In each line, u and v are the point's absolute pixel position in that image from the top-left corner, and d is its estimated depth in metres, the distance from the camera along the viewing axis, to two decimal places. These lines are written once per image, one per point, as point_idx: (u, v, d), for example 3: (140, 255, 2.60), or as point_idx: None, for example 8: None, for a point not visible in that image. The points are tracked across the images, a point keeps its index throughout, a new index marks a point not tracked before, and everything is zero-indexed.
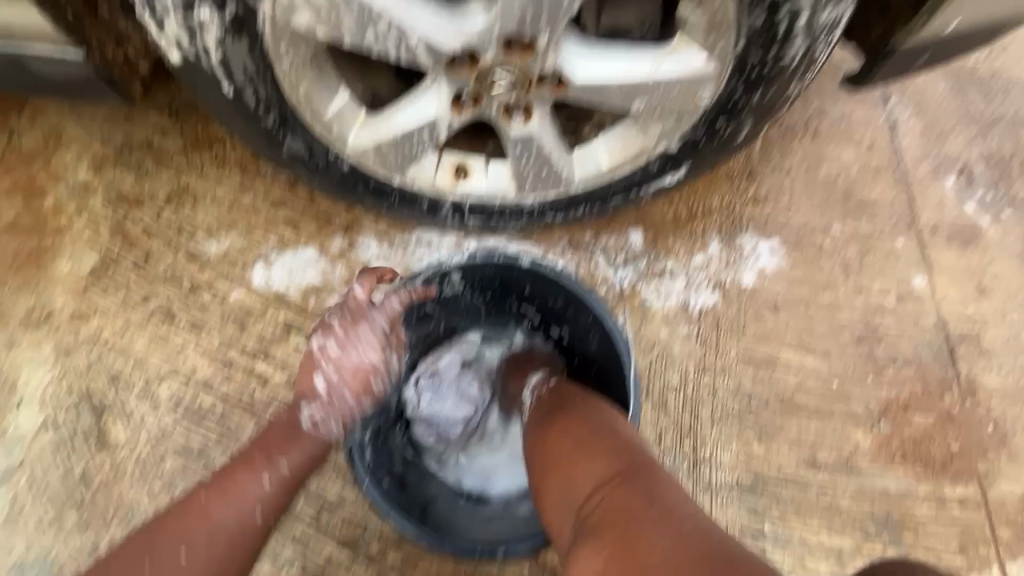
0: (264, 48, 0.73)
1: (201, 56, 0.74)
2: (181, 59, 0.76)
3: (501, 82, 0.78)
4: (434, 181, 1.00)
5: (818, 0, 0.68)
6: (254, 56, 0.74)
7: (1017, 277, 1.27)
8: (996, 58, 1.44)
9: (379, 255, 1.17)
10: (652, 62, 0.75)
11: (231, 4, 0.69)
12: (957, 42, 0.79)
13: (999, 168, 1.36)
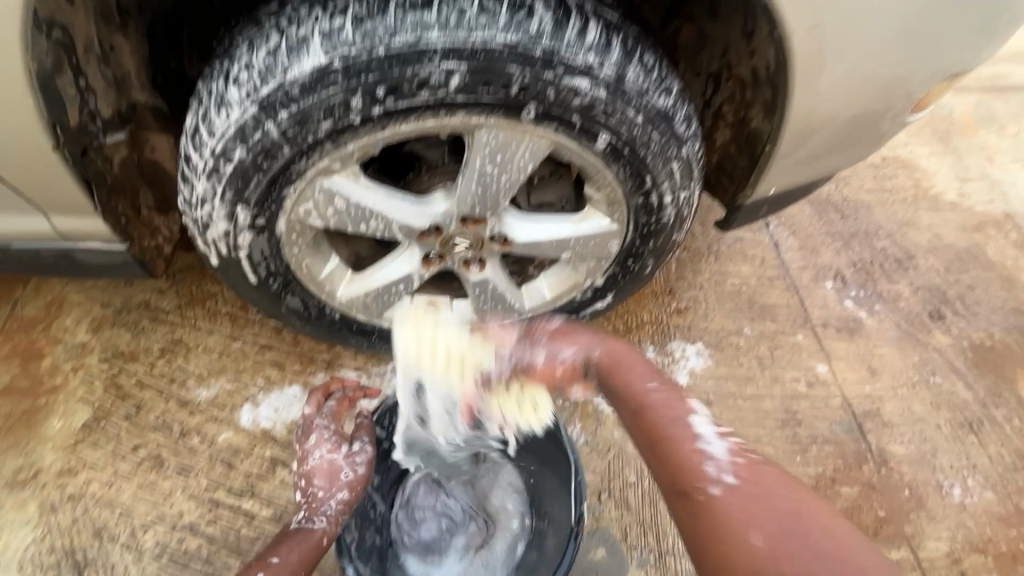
0: (283, 245, 0.94)
1: (235, 256, 0.95)
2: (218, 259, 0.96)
3: (461, 245, 1.01)
4: (408, 320, 1.21)
5: (676, 188, 0.95)
6: (277, 251, 0.95)
7: (899, 358, 1.53)
8: (843, 188, 1.85)
9: (358, 387, 1.30)
10: (573, 225, 1.00)
11: (260, 221, 0.90)
12: (781, 198, 1.06)
13: (864, 270, 1.70)
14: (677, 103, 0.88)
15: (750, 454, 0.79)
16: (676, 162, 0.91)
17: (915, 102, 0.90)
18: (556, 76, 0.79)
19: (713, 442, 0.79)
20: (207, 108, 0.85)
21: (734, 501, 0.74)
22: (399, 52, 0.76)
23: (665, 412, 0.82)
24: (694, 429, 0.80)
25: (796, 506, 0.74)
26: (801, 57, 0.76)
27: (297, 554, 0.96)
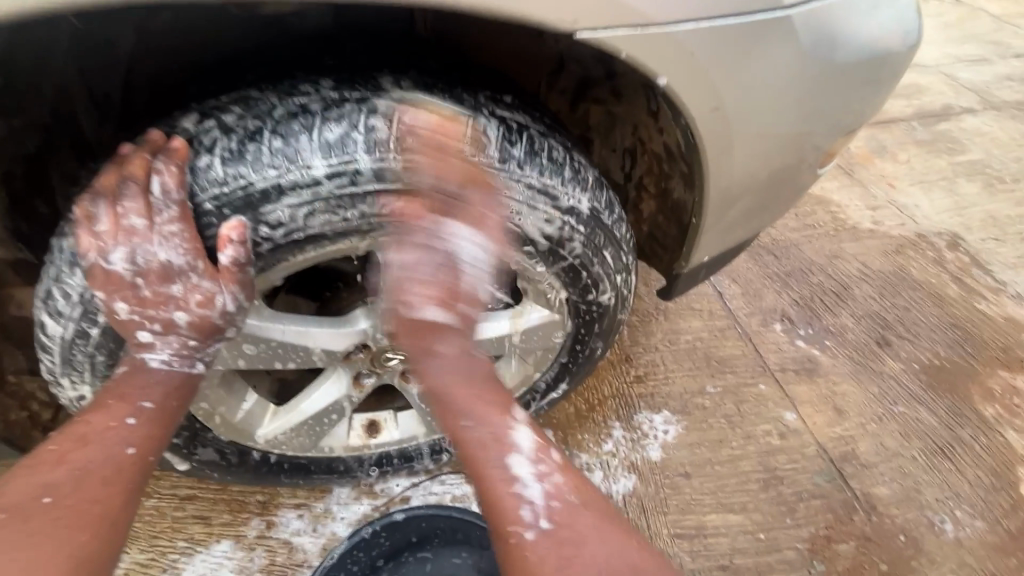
0: None
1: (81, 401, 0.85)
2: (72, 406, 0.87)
3: (395, 360, 0.93)
4: (348, 444, 1.09)
5: (611, 271, 0.91)
6: None
7: (859, 392, 1.52)
8: (771, 229, 1.91)
9: (300, 529, 1.15)
10: (510, 320, 0.94)
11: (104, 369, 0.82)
12: (717, 261, 1.05)
13: (808, 307, 1.71)
14: (594, 194, 0.84)
15: (569, 495, 0.79)
16: (604, 249, 0.88)
17: (819, 158, 0.92)
18: (459, 187, 0.74)
19: (530, 485, 0.78)
20: (55, 266, 0.76)
21: (544, 547, 0.74)
22: (274, 190, 0.71)
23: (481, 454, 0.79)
24: (511, 471, 0.79)
25: (597, 524, 0.77)
26: (708, 136, 0.76)
27: (79, 491, 0.69)
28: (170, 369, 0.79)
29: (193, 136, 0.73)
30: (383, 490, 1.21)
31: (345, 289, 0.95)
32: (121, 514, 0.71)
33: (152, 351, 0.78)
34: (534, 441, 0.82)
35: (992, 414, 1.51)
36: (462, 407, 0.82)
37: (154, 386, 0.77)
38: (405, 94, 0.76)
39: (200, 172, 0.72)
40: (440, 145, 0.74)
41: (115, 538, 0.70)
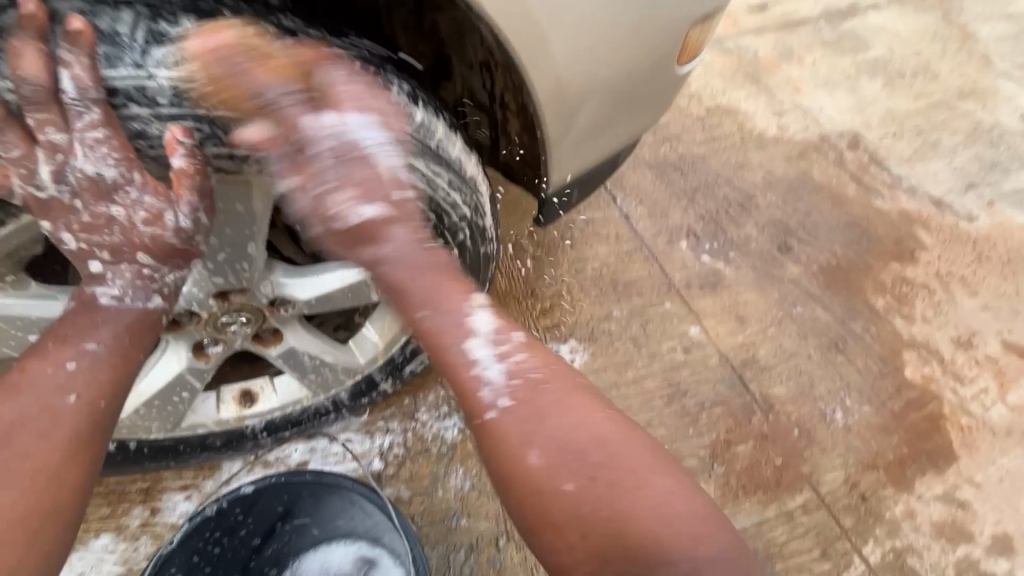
0: None
1: None
2: None
3: (234, 324, 0.85)
4: (219, 418, 1.01)
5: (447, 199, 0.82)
6: None
7: (760, 298, 1.55)
8: (677, 146, 1.86)
9: (188, 510, 1.09)
10: (360, 266, 0.86)
11: None
12: (585, 180, 0.99)
13: (713, 220, 1.70)
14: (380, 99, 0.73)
15: (533, 372, 0.73)
16: (427, 173, 0.78)
17: (671, 52, 0.85)
18: (194, 106, 0.65)
19: (491, 364, 0.73)
20: None
21: (506, 428, 0.70)
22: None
23: (438, 334, 0.75)
24: (468, 354, 0.73)
25: (560, 395, 0.71)
26: (513, 32, 0.67)
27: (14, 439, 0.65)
28: (124, 305, 0.74)
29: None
30: (277, 459, 1.15)
31: None
32: (77, 461, 0.67)
33: (98, 283, 0.74)
34: (494, 322, 0.76)
35: (882, 305, 1.58)
36: (425, 294, 0.76)
37: (105, 327, 0.73)
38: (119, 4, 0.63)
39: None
40: (166, 62, 0.62)
41: (72, 483, 0.67)
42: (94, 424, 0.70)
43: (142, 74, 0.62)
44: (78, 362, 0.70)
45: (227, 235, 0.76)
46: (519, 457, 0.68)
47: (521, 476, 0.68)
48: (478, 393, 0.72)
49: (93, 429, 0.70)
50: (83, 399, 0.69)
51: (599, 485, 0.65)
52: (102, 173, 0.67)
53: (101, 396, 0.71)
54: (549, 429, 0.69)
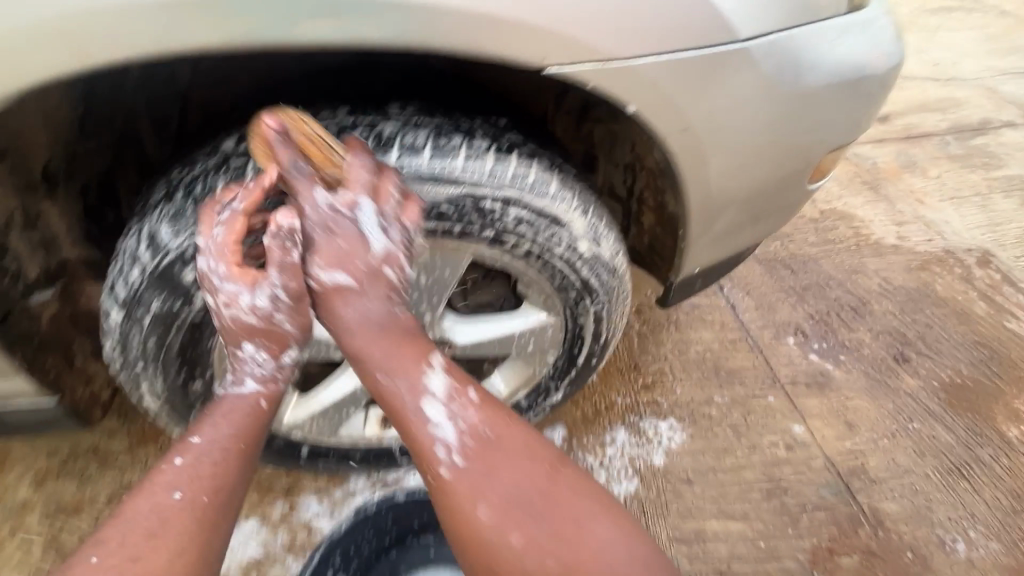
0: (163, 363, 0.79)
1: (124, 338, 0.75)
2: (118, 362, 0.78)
3: None
4: (364, 434, 1.16)
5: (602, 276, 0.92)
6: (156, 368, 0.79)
7: (872, 406, 1.51)
8: (789, 244, 1.91)
9: (319, 512, 1.24)
10: (513, 321, 1.01)
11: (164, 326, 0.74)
12: (710, 270, 1.10)
13: (823, 321, 1.71)
14: (582, 204, 0.85)
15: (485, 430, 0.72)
16: (592, 258, 0.89)
17: (807, 171, 0.96)
18: (445, 192, 0.75)
19: (443, 421, 0.72)
20: (120, 262, 0.71)
21: (465, 480, 0.70)
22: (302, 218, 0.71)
23: (392, 395, 0.73)
24: (421, 415, 0.72)
25: (509, 455, 0.70)
26: (681, 154, 0.81)
27: (211, 475, 0.66)
28: (377, 313, 0.74)
29: (188, 183, 0.71)
30: (396, 481, 1.28)
31: None
32: (463, 476, 0.70)
33: (350, 296, 0.73)
34: (447, 383, 0.73)
35: (1013, 436, 1.48)
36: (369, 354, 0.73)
37: (361, 343, 0.74)
38: (406, 118, 0.76)
39: (165, 218, 0.69)
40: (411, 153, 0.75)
41: (455, 483, 0.70)
42: (485, 439, 0.71)
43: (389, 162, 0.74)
44: (447, 375, 0.74)
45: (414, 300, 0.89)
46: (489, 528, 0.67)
47: (559, 495, 0.71)
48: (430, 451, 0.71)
49: (476, 452, 0.71)
50: (455, 421, 0.72)
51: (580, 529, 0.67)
52: (332, 243, 0.71)
53: (487, 421, 0.72)
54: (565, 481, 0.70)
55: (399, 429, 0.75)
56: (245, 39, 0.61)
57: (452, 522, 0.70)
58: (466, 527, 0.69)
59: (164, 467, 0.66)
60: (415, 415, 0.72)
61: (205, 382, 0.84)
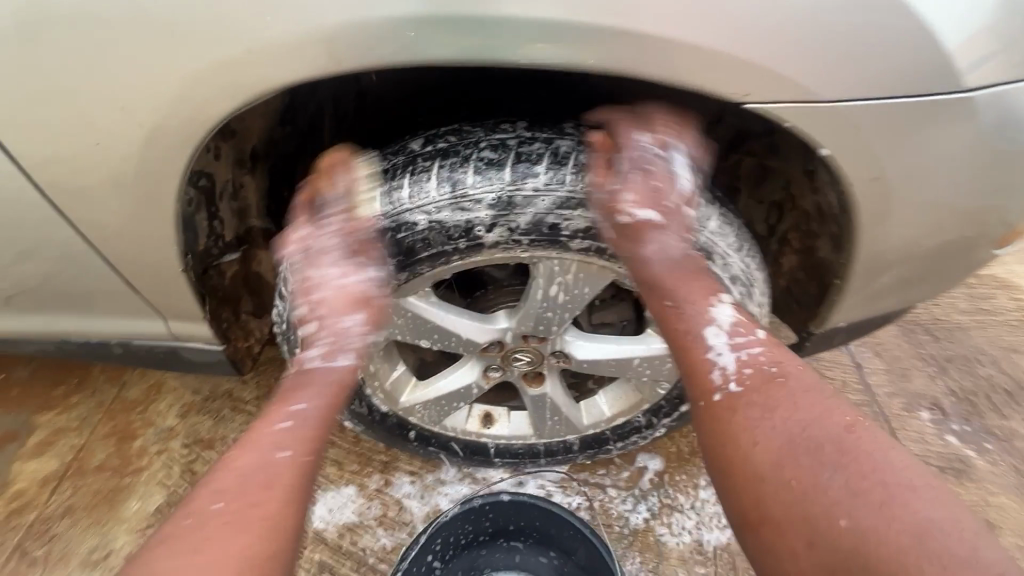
0: None
1: (296, 305, 0.85)
2: (287, 321, 0.89)
3: (520, 361, 1.02)
4: (465, 427, 1.20)
5: (742, 312, 0.89)
6: None
7: (1019, 510, 1.32)
8: (937, 308, 1.70)
9: (411, 493, 1.29)
10: (632, 345, 1.01)
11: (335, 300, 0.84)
12: (857, 326, 1.02)
13: (967, 401, 1.51)
14: (737, 239, 0.85)
15: (766, 364, 0.76)
16: (736, 293, 0.87)
17: (996, 237, 0.87)
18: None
19: (724, 352, 0.77)
20: (310, 236, 0.82)
21: (744, 412, 0.74)
22: (466, 223, 0.74)
23: (680, 312, 0.79)
24: (705, 339, 0.78)
25: (804, 394, 0.73)
26: (864, 201, 0.77)
27: (308, 441, 0.74)
28: (673, 253, 0.83)
29: (375, 177, 0.78)
30: (484, 478, 1.31)
31: (491, 290, 0.98)
32: (741, 401, 0.75)
33: (656, 234, 0.81)
34: (733, 317, 0.79)
35: None
36: (673, 285, 0.81)
37: (663, 274, 0.81)
38: (582, 137, 0.77)
39: (352, 207, 0.77)
40: (577, 169, 0.75)
41: (724, 406, 0.75)
42: (768, 372, 0.76)
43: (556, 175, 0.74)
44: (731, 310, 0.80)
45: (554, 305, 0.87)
46: (749, 457, 0.71)
47: (744, 455, 0.72)
48: (707, 375, 0.77)
49: (754, 380, 0.75)
50: (738, 351, 0.77)
51: (840, 500, 0.64)
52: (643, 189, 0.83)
53: (769, 354, 0.78)
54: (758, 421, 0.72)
55: (677, 351, 0.80)
56: (477, 55, 0.63)
57: (721, 460, 0.74)
58: (728, 451, 0.73)
59: (268, 427, 0.74)
60: (695, 339, 0.78)
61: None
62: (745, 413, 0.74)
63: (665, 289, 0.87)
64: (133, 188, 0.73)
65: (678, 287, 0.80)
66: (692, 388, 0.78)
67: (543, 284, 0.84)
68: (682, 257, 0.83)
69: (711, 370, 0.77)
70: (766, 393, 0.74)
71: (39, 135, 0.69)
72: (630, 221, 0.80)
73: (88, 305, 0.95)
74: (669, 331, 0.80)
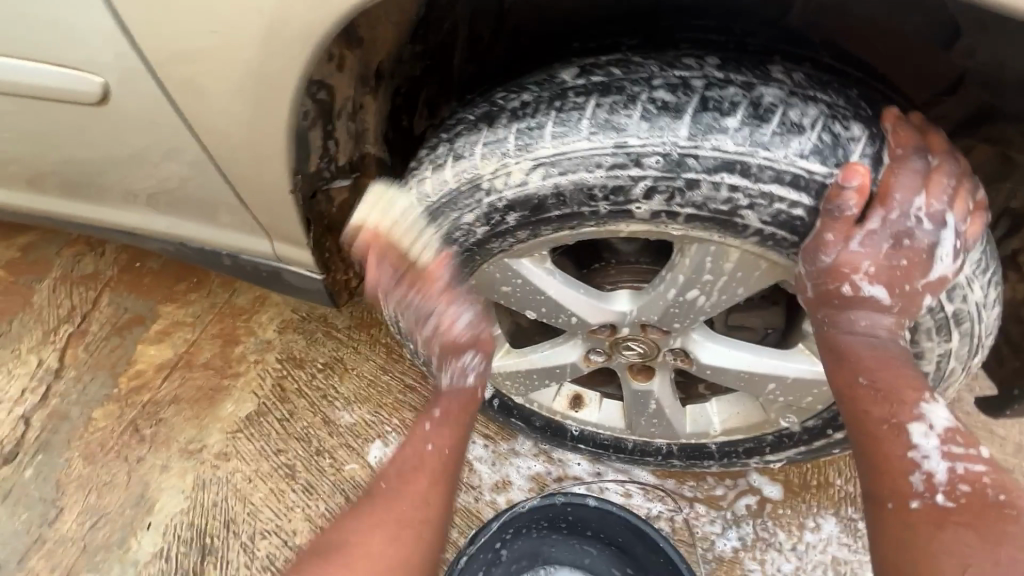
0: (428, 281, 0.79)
1: None
2: None
3: (632, 351, 0.88)
4: (551, 405, 1.09)
5: (951, 356, 0.68)
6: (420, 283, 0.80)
7: None
8: None
9: (482, 457, 1.23)
10: (773, 360, 0.83)
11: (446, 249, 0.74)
12: None
13: None
14: (975, 258, 0.62)
15: (992, 490, 0.56)
16: (951, 332, 0.66)
17: None
18: (810, 199, 0.58)
19: (933, 457, 0.58)
20: (424, 169, 0.72)
21: (944, 530, 0.55)
22: (618, 184, 0.60)
23: (876, 398, 0.61)
24: (908, 437, 0.59)
25: None
26: None
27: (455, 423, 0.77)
28: (886, 336, 0.63)
29: (514, 108, 0.65)
30: (560, 462, 1.21)
31: (615, 265, 0.83)
32: (949, 518, 0.55)
33: (870, 311, 0.62)
34: (950, 421, 0.59)
35: None
36: (872, 373, 0.61)
37: (863, 352, 0.62)
38: (794, 86, 0.59)
39: (483, 141, 0.65)
40: (782, 127, 0.57)
41: (924, 518, 0.56)
42: (991, 499, 0.56)
43: (750, 133, 0.57)
44: (949, 413, 0.60)
45: (689, 302, 0.71)
46: None
47: (926, 569, 0.53)
48: (902, 476, 0.58)
49: (966, 501, 0.56)
50: (952, 461, 0.58)
51: None
52: (890, 258, 0.60)
53: (993, 478, 0.58)
54: (965, 543, 0.53)
55: (864, 444, 0.61)
56: None
57: None
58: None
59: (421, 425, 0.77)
60: (895, 434, 0.59)
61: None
62: (951, 530, 0.55)
63: (866, 337, 0.62)
64: (253, 95, 0.68)
65: (862, 361, 0.62)
66: (873, 484, 0.60)
67: (685, 273, 0.67)
68: (894, 354, 0.62)
69: (912, 475, 0.57)
70: (975, 518, 0.55)
71: (167, 23, 0.65)
72: (847, 291, 0.61)
73: (205, 213, 0.95)
74: (859, 417, 0.61)
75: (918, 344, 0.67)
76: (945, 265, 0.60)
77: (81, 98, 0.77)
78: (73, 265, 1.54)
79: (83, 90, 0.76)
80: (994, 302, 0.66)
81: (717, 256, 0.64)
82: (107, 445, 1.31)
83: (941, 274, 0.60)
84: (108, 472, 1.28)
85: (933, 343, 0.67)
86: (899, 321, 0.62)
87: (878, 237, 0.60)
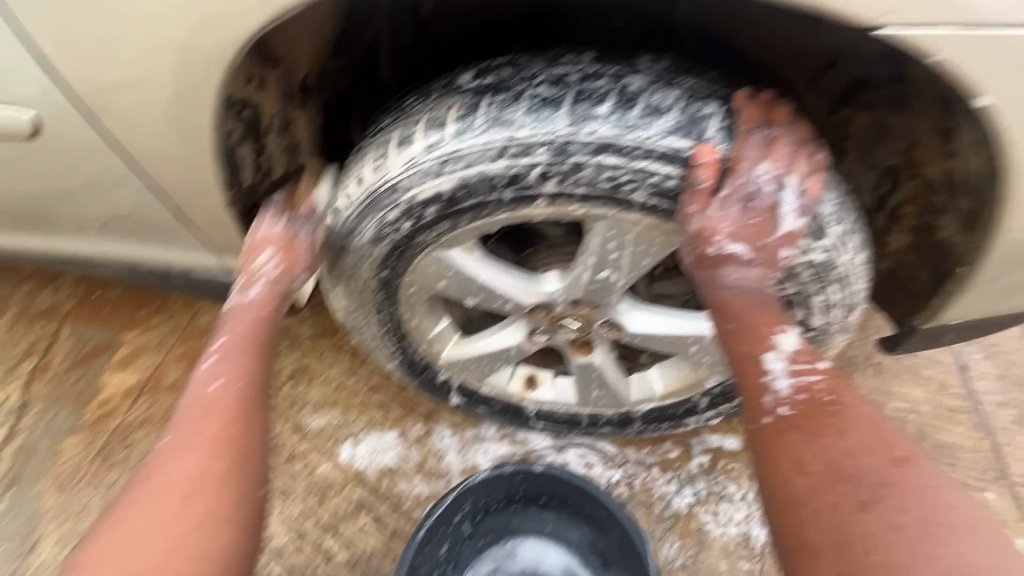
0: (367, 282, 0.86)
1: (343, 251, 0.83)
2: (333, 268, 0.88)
3: (569, 326, 0.94)
4: (506, 388, 1.14)
5: (838, 300, 0.78)
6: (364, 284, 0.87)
7: None
8: None
9: (449, 445, 1.28)
10: (695, 321, 0.91)
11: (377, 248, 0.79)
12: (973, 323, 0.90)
13: None
14: (839, 211, 0.72)
15: (826, 395, 0.69)
16: (830, 281, 0.76)
17: None
18: (681, 170, 0.65)
19: (783, 378, 0.71)
20: (349, 177, 0.78)
21: (794, 439, 0.66)
22: (516, 171, 0.66)
23: (739, 336, 0.72)
24: (763, 364, 0.71)
25: (861, 420, 0.66)
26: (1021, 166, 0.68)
27: (228, 366, 0.81)
28: (754, 284, 0.73)
29: (420, 113, 0.72)
30: (523, 441, 1.27)
31: (544, 248, 0.90)
32: (791, 425, 0.68)
33: (738, 265, 0.72)
34: (798, 347, 0.72)
35: None
36: (734, 315, 0.73)
37: (732, 300, 0.73)
38: (654, 76, 0.68)
39: (394, 145, 0.71)
40: (646, 110, 0.65)
41: (776, 429, 0.68)
42: (824, 403, 0.68)
43: (620, 118, 0.64)
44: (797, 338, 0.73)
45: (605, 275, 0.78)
46: (800, 497, 0.62)
47: (778, 471, 0.65)
48: (760, 397, 0.71)
49: (809, 409, 0.68)
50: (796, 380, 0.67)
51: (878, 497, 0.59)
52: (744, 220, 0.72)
53: (828, 385, 0.70)
54: (804, 442, 0.65)
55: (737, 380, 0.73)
56: None
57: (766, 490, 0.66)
58: (776, 480, 0.65)
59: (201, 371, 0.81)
60: (755, 364, 0.71)
61: (388, 305, 0.91)
62: (795, 435, 0.66)
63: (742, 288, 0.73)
64: (178, 116, 0.73)
65: (728, 308, 0.73)
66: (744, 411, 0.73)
67: (597, 249, 0.74)
68: (768, 302, 0.73)
69: (767, 397, 0.70)
70: (810, 419, 0.67)
71: (91, 57, 0.69)
72: (719, 252, 0.71)
73: (153, 235, 0.98)
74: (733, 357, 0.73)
75: (806, 293, 0.77)
76: (792, 220, 0.71)
77: (16, 134, 0.80)
78: (29, 301, 1.54)
79: (12, 124, 0.79)
80: (864, 248, 0.75)
81: (620, 234, 0.71)
82: (78, 473, 1.33)
83: (791, 229, 0.71)
84: (82, 499, 1.30)
85: (816, 292, 0.76)
86: (766, 271, 0.73)
87: (728, 203, 0.68)
